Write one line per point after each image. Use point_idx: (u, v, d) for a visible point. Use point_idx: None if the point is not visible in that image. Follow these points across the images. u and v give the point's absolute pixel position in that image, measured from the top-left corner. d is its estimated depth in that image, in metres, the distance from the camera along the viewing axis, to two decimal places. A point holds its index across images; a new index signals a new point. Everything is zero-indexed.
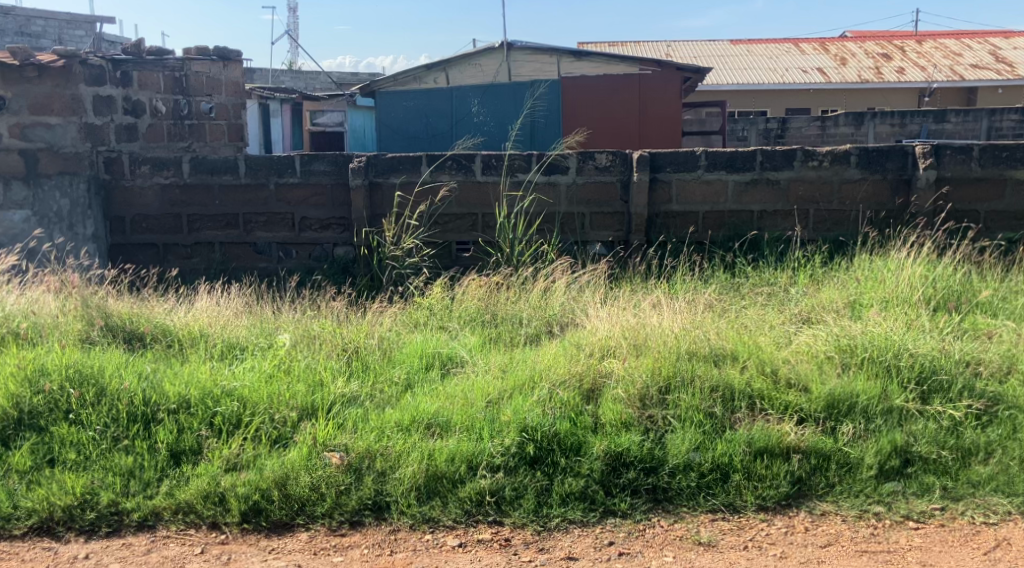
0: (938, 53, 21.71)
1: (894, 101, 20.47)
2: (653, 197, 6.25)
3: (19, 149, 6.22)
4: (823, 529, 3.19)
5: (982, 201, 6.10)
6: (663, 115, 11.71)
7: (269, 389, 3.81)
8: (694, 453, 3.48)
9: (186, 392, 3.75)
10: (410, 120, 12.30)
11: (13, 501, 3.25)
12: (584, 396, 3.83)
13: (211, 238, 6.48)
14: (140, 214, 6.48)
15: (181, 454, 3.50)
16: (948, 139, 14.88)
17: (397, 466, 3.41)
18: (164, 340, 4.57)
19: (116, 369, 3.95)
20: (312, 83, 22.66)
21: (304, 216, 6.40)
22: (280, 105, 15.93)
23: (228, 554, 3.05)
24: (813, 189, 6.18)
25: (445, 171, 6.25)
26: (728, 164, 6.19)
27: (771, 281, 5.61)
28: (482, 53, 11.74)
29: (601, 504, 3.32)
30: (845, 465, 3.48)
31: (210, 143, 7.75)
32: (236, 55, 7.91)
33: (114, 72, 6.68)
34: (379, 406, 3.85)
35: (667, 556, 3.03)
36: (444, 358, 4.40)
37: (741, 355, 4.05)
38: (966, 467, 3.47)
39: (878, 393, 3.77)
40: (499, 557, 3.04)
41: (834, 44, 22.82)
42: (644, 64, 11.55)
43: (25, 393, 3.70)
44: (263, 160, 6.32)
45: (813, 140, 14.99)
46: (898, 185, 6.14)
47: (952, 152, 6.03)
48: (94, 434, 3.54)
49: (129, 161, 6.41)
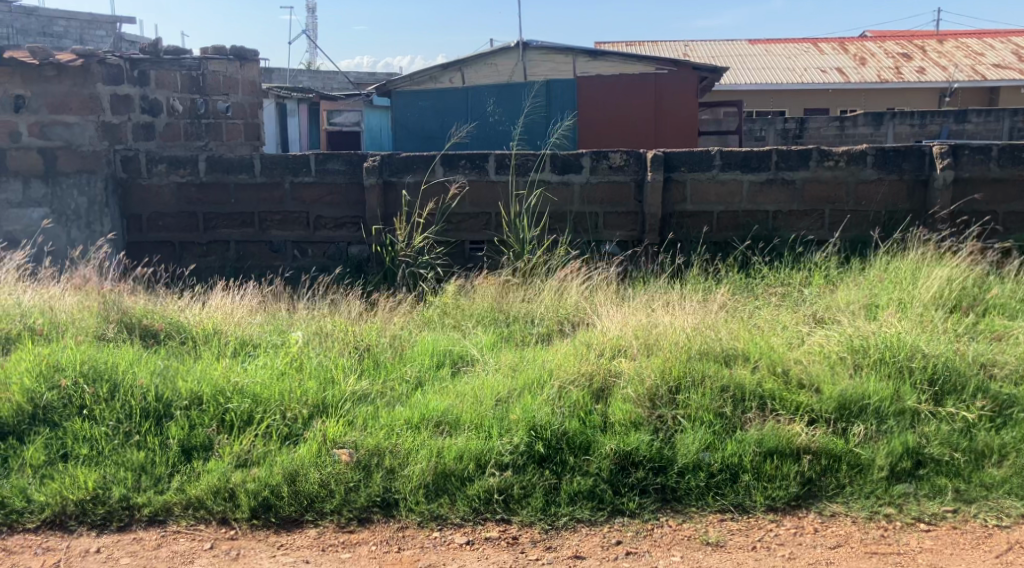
0: (959, 52, 21.51)
1: (914, 102, 20.29)
2: (667, 196, 6.23)
3: (38, 148, 6.30)
4: (834, 530, 3.16)
5: (1001, 202, 6.03)
6: (679, 115, 11.61)
7: (281, 385, 3.84)
8: (703, 453, 3.46)
9: (198, 388, 3.79)
10: (425, 119, 12.32)
11: (26, 495, 3.28)
12: (593, 395, 3.82)
13: (227, 236, 6.52)
14: (156, 212, 6.53)
15: (192, 450, 3.53)
16: (969, 140, 14.71)
17: (406, 463, 3.42)
18: (178, 336, 4.60)
19: (130, 365, 3.99)
20: (330, 83, 22.84)
21: (319, 215, 6.44)
22: (297, 106, 15.81)
23: (236, 549, 3.07)
24: (828, 189, 6.14)
25: (459, 170, 6.28)
26: (743, 163, 6.15)
27: (786, 281, 5.56)
28: (497, 52, 11.81)
29: (610, 503, 3.31)
30: (856, 465, 3.45)
31: (227, 141, 7.79)
32: (253, 55, 7.95)
33: (131, 71, 6.72)
34: (389, 404, 3.86)
35: (675, 556, 3.01)
36: (455, 355, 4.42)
37: (752, 356, 4.03)
38: (979, 469, 3.44)
39: (891, 393, 3.74)
40: (507, 555, 3.03)
41: (853, 44, 22.62)
42: (660, 64, 11.49)
43: (39, 389, 3.74)
44: (278, 160, 6.36)
45: (830, 140, 14.80)
46: (915, 185, 6.08)
47: (971, 151, 5.97)
48: (107, 429, 3.57)
49: (146, 160, 6.46)
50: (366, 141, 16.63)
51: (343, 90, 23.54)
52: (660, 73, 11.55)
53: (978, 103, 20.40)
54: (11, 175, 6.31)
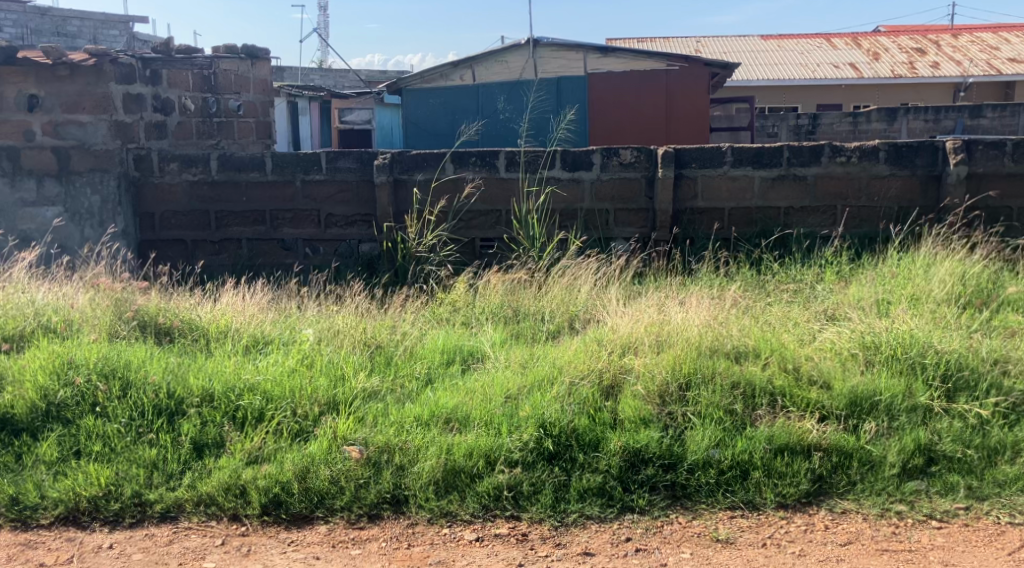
0: (974, 47, 21.33)
1: (929, 97, 20.18)
2: (678, 193, 6.20)
3: (52, 147, 6.33)
4: (844, 527, 3.15)
5: (1016, 197, 5.99)
6: (691, 112, 11.57)
7: (292, 382, 3.85)
8: (713, 451, 3.45)
9: (209, 385, 3.81)
10: (436, 117, 12.33)
11: (41, 491, 3.31)
12: (603, 393, 3.81)
13: (238, 234, 6.56)
14: (169, 210, 6.57)
15: (204, 447, 3.55)
16: (983, 135, 14.55)
17: (416, 460, 3.43)
18: (190, 334, 4.62)
19: (142, 363, 4.01)
20: (342, 82, 22.93)
21: (330, 213, 6.46)
22: (309, 103, 15.89)
23: (248, 546, 3.08)
24: (840, 184, 6.11)
25: (470, 167, 6.28)
26: (754, 159, 6.13)
27: (797, 278, 5.53)
28: (507, 50, 11.79)
29: (620, 500, 3.30)
30: (868, 463, 3.44)
31: (239, 140, 7.81)
32: (264, 53, 8.00)
33: (144, 70, 6.76)
34: (399, 401, 3.87)
35: (685, 553, 3.01)
36: (466, 353, 4.43)
37: (763, 352, 4.02)
38: (992, 466, 3.41)
39: (901, 390, 3.73)
40: (515, 552, 3.03)
41: (867, 39, 22.44)
42: (672, 60, 11.39)
43: (53, 385, 3.78)
44: (289, 158, 6.39)
45: (843, 136, 14.72)
46: (928, 181, 6.05)
47: (986, 146, 5.92)
48: (119, 427, 3.59)
49: (158, 158, 6.50)
50: (378, 137, 16.71)
51: (354, 86, 23.59)
52: (671, 69, 11.49)
53: (993, 99, 20.23)
54: (26, 174, 6.35)
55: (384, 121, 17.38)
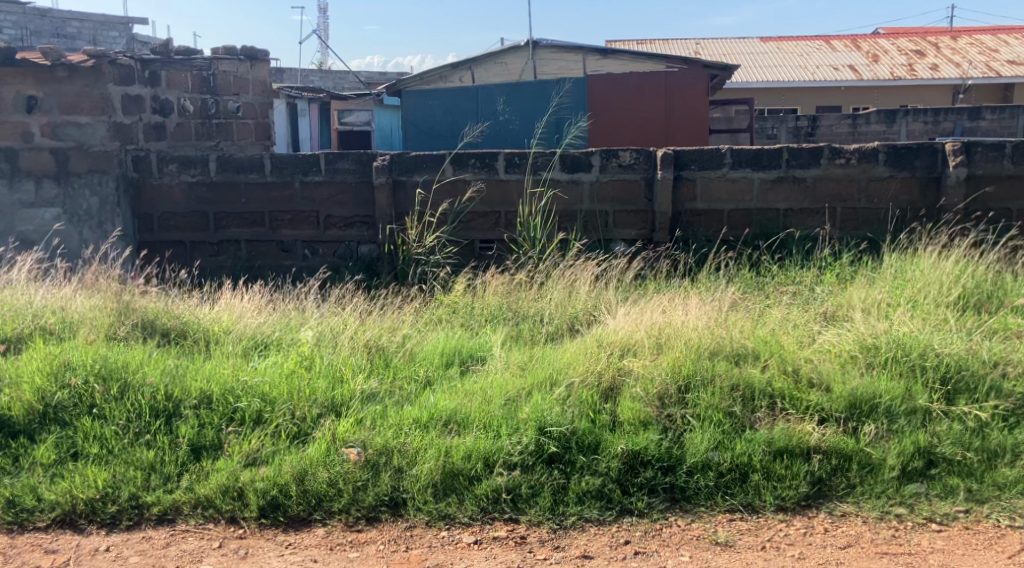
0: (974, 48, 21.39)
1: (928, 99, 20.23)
2: (678, 195, 6.20)
3: (51, 148, 6.31)
4: (844, 530, 3.14)
5: (1015, 199, 5.98)
6: (691, 114, 11.57)
7: (290, 384, 3.85)
8: (713, 453, 3.44)
9: (207, 388, 3.80)
10: (436, 119, 12.32)
11: (37, 494, 3.29)
12: (602, 395, 3.80)
13: (237, 236, 6.54)
14: (168, 212, 6.56)
15: (202, 449, 3.54)
16: (982, 136, 14.58)
17: (414, 463, 3.41)
18: (187, 336, 4.61)
19: (140, 365, 4.00)
20: (341, 83, 22.92)
21: (329, 214, 6.45)
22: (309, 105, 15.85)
23: (245, 548, 3.07)
24: (839, 186, 6.11)
25: (468, 169, 6.27)
26: (753, 161, 6.13)
27: (796, 280, 5.52)
28: (507, 52, 11.79)
29: (618, 503, 3.30)
30: (867, 465, 3.43)
31: (238, 141, 7.80)
32: (264, 55, 7.99)
33: (143, 71, 6.75)
34: (398, 403, 3.86)
35: (684, 556, 3.00)
36: (465, 354, 4.43)
37: (763, 355, 4.01)
38: (992, 468, 3.41)
39: (901, 393, 3.72)
40: (514, 555, 3.02)
41: (866, 40, 22.50)
42: (672, 62, 11.41)
43: (50, 387, 3.76)
44: (288, 159, 6.39)
45: (842, 137, 14.57)
46: (928, 183, 6.05)
47: (985, 148, 5.93)
48: (117, 429, 3.58)
49: (157, 160, 6.50)
50: (377, 139, 16.69)
51: (354, 88, 23.60)
52: (671, 71, 11.50)
53: (992, 100, 20.28)
54: (24, 176, 6.34)
55: (383, 122, 17.35)
